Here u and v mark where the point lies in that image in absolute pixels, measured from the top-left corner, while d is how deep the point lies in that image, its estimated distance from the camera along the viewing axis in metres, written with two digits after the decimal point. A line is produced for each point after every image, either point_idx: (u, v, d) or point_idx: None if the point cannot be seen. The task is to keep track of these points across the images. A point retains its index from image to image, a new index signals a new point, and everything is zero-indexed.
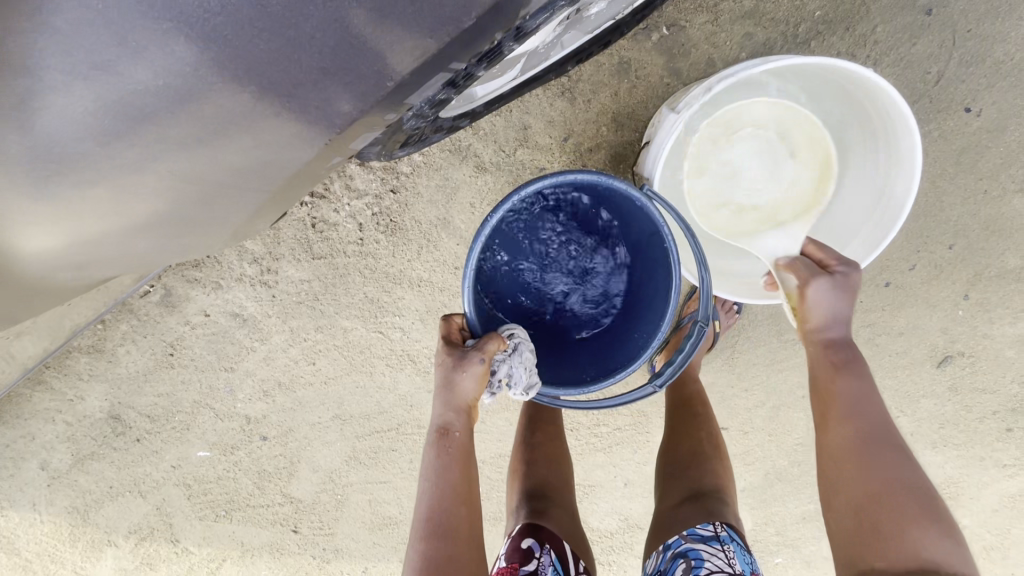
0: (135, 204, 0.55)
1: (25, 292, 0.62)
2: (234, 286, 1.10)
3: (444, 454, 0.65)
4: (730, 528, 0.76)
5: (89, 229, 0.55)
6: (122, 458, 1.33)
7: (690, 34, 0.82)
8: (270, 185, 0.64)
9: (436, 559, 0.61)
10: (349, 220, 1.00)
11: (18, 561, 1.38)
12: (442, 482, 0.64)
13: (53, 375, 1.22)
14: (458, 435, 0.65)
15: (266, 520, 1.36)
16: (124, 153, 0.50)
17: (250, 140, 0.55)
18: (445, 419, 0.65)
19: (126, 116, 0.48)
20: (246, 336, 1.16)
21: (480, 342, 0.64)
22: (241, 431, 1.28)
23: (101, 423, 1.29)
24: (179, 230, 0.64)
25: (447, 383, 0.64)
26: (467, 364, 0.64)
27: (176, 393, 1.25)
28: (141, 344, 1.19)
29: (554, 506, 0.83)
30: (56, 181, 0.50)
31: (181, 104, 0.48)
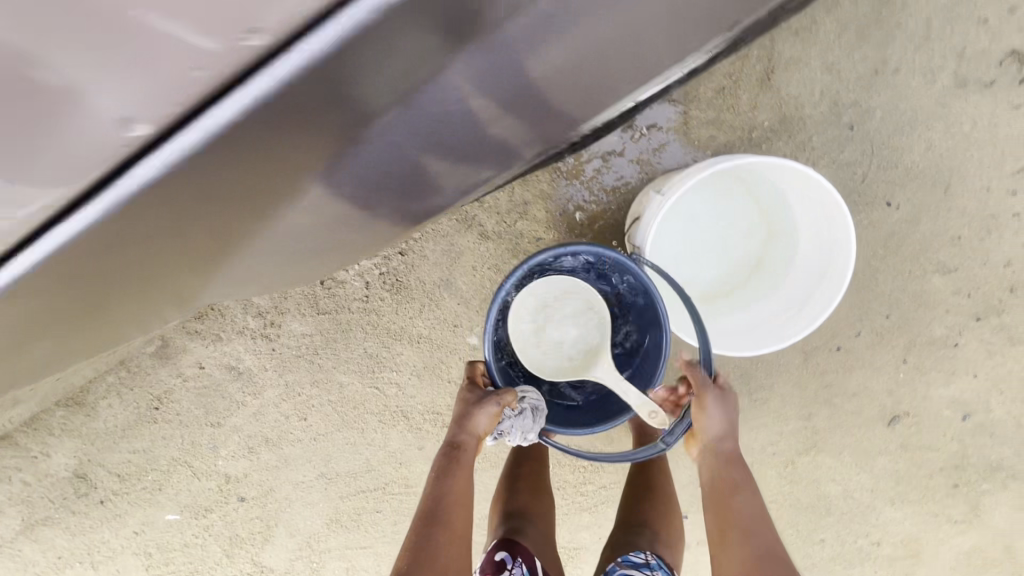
0: (324, 236, 0.67)
1: (177, 277, 0.64)
2: (234, 339, 1.14)
3: (450, 467, 0.71)
4: (660, 558, 0.84)
5: (284, 241, 0.65)
6: (79, 523, 1.29)
7: (666, 135, 0.98)
8: (397, 235, 0.78)
9: (426, 546, 0.64)
10: (357, 278, 1.08)
11: None
12: (448, 487, 0.69)
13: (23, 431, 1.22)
14: (467, 454, 0.72)
15: None
16: (349, 202, 0.62)
17: (423, 203, 0.71)
18: (458, 437, 0.73)
19: (383, 174, 0.60)
20: (239, 390, 1.18)
21: (499, 391, 0.74)
22: (219, 492, 1.25)
23: (64, 483, 1.26)
24: (315, 259, 0.74)
25: (466, 413, 0.73)
26: (484, 402, 0.73)
27: (156, 449, 1.24)
28: (127, 398, 1.20)
29: (527, 527, 0.86)
30: (306, 207, 0.59)
31: (377, 172, 0.59)
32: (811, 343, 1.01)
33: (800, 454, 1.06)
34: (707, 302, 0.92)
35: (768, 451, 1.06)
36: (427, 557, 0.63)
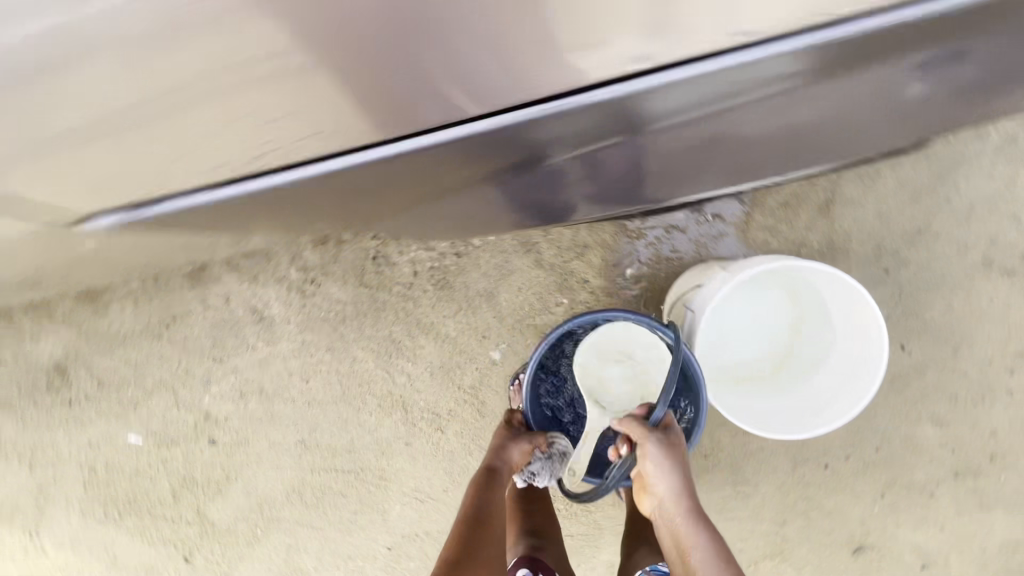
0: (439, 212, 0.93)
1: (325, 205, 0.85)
2: (270, 284, 1.16)
3: (489, 484, 0.84)
4: None
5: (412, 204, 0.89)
6: (35, 418, 1.28)
7: (726, 227, 1.08)
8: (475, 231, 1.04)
9: (471, 543, 0.76)
10: (408, 264, 1.13)
11: None
12: (486, 498, 0.82)
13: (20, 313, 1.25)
14: (502, 475, 0.86)
15: (165, 532, 1.28)
16: (478, 199, 0.88)
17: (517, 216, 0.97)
18: (495, 462, 0.87)
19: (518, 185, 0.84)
20: (254, 334, 1.19)
21: (533, 433, 0.94)
22: (192, 428, 1.24)
23: (39, 373, 1.26)
24: (413, 223, 0.99)
25: (502, 447, 0.90)
26: (517, 441, 0.92)
27: (149, 366, 1.23)
28: (141, 308, 1.21)
29: (548, 545, 0.96)
30: (450, 195, 0.86)
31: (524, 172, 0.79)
32: (804, 453, 1.07)
33: (765, 557, 1.10)
34: (733, 384, 1.00)
35: (736, 545, 1.09)
36: (470, 552, 0.75)
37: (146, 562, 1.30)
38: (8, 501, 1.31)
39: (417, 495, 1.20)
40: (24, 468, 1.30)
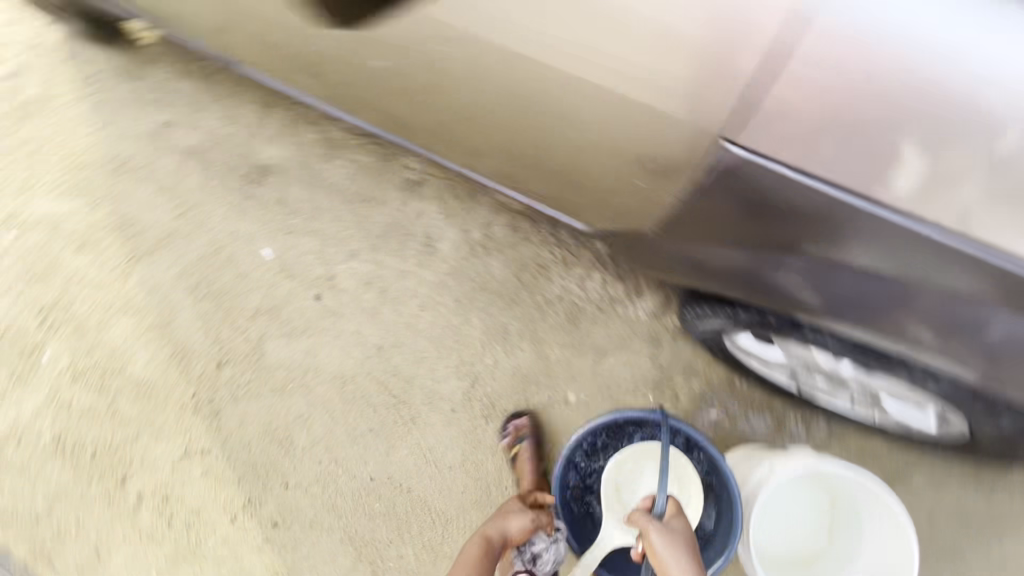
0: None
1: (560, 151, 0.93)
2: (454, 227, 1.39)
3: (481, 552, 1.02)
4: None
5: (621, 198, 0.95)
6: (219, 188, 1.50)
7: (803, 436, 1.23)
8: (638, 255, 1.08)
9: None
10: (557, 289, 1.33)
11: (73, 150, 1.55)
12: (474, 566, 1.00)
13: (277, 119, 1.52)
14: (494, 546, 1.03)
15: (223, 333, 1.40)
16: None
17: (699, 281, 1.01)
18: (491, 534, 1.05)
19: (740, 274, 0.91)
20: (413, 249, 1.39)
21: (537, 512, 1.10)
22: (312, 277, 1.41)
23: (251, 163, 1.50)
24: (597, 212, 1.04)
25: (502, 518, 1.08)
26: (520, 514, 1.08)
27: (323, 212, 1.45)
28: (355, 175, 1.45)
29: None
30: None
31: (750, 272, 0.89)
32: None
33: None
34: (774, 563, 1.16)
35: None
36: None
37: (186, 342, 1.41)
38: (139, 224, 1.50)
39: (426, 451, 1.30)
40: (172, 211, 1.50)
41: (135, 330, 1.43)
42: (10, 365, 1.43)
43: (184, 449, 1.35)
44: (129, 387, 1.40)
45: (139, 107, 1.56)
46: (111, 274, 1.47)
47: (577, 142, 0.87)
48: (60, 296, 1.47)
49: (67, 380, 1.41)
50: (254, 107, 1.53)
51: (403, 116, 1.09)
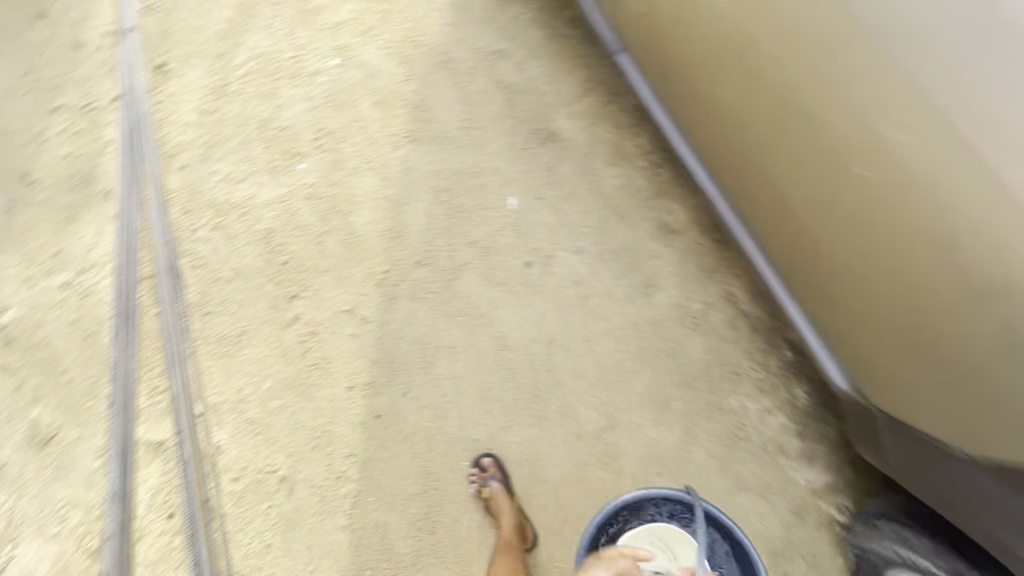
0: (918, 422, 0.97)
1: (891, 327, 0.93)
2: (679, 285, 1.39)
3: None
4: None
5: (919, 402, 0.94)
6: (505, 125, 1.60)
7: None
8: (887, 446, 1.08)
9: None
10: (737, 406, 1.30)
11: (418, 28, 1.73)
12: None
13: (588, 100, 1.59)
14: None
15: (436, 240, 1.51)
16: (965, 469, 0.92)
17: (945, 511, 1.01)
18: None
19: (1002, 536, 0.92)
20: (632, 280, 1.41)
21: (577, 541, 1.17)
22: (533, 245, 1.47)
23: (544, 123, 1.59)
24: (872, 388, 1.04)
25: None
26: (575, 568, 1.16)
27: (576, 199, 1.51)
28: (623, 188, 1.49)
29: None
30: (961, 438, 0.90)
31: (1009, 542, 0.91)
32: None
33: None
34: None
35: None
36: None
37: (404, 227, 1.53)
38: (428, 113, 1.64)
39: (533, 451, 1.33)
40: (458, 119, 1.62)
41: (373, 191, 1.57)
42: (273, 157, 1.64)
43: (350, 307, 1.46)
44: (341, 230, 1.53)
45: (485, 24, 1.71)
46: (384, 137, 1.62)
47: (881, 247, 0.88)
48: (338, 130, 1.65)
49: (303, 194, 1.59)
50: (576, 81, 1.62)
51: (725, 159, 1.13)
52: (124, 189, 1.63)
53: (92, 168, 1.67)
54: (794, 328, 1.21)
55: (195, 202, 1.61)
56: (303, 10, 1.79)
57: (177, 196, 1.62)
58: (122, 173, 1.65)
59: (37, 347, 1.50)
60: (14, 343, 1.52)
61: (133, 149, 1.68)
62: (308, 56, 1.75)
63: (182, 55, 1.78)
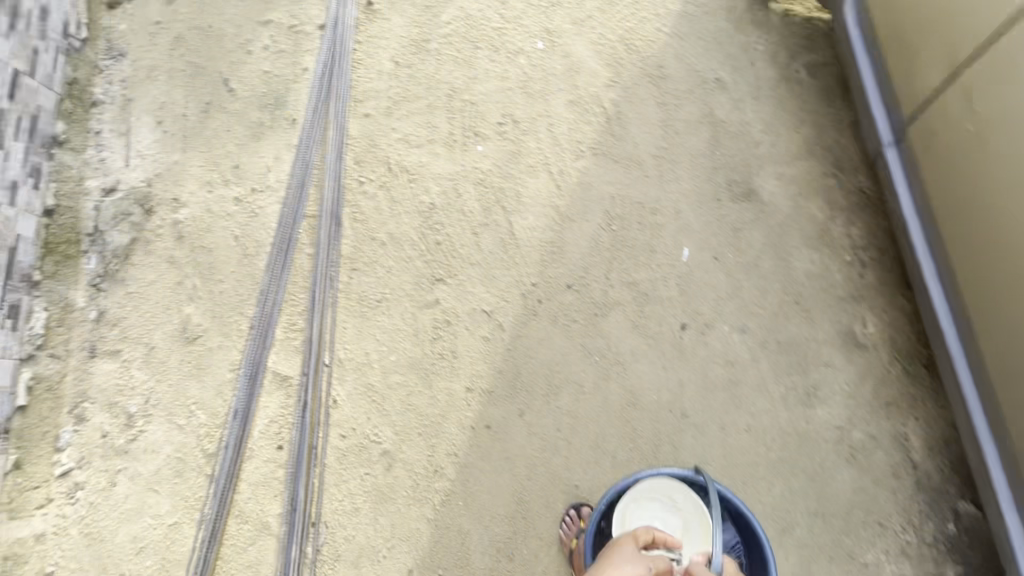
0: None
1: None
2: (844, 407, 1.27)
3: None
4: None
5: None
6: (702, 167, 1.46)
7: None
8: None
9: None
10: (869, 557, 1.19)
11: (637, 34, 1.60)
12: None
13: (804, 167, 1.42)
14: None
15: (594, 268, 1.43)
16: None
17: None
18: None
19: None
20: (793, 382, 1.29)
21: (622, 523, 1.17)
22: (696, 307, 1.36)
23: (747, 177, 1.43)
24: None
25: None
26: None
27: (758, 272, 1.36)
28: (814, 278, 1.34)
29: None
30: None
31: None
32: None
33: None
34: None
35: None
36: None
37: (565, 244, 1.46)
38: (623, 129, 1.53)
39: None
40: (653, 144, 1.50)
41: (544, 197, 1.50)
42: (455, 131, 1.60)
43: (491, 309, 1.44)
44: (502, 227, 1.49)
45: (713, 47, 1.55)
46: (569, 141, 1.54)
47: None
48: (525, 121, 1.58)
49: (473, 178, 1.55)
50: (796, 140, 1.44)
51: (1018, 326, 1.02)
52: (309, 122, 1.66)
53: (286, 92, 1.71)
54: (989, 512, 1.13)
55: (370, 154, 1.61)
56: None
57: (355, 143, 1.63)
58: (311, 105, 1.68)
59: (203, 250, 1.61)
60: (183, 240, 1.63)
61: (326, 83, 1.70)
62: (515, 31, 1.67)
63: None
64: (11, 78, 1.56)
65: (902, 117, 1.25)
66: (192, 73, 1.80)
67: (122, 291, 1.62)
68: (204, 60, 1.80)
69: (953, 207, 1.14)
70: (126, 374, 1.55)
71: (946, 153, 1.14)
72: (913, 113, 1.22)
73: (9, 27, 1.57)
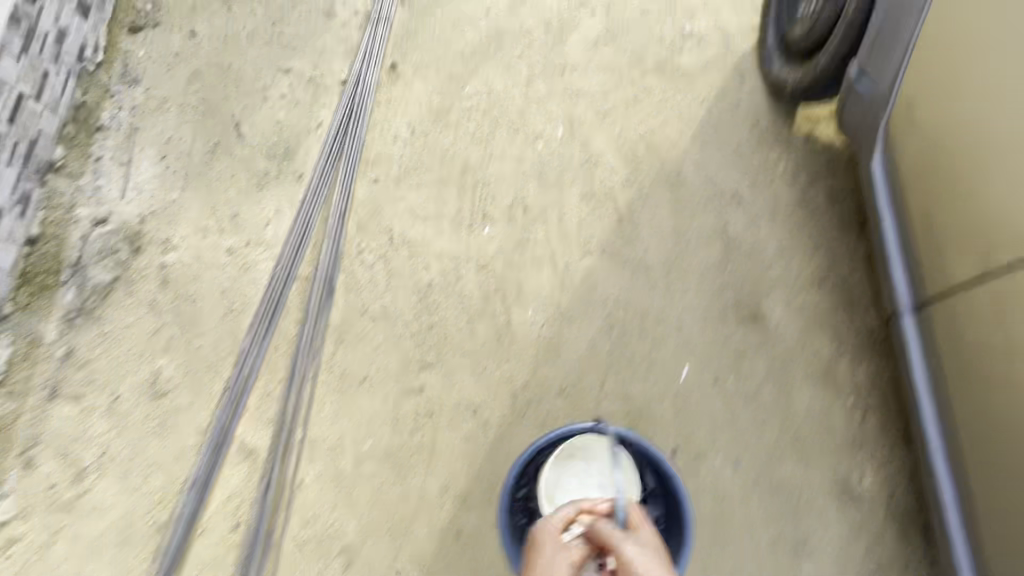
0: None
1: None
2: (831, 562, 1.21)
3: None
4: None
5: None
6: (711, 282, 1.42)
7: None
8: None
9: None
10: None
11: (658, 135, 1.59)
12: None
13: (814, 297, 1.38)
14: None
15: (588, 375, 1.38)
16: None
17: None
18: None
19: None
20: (781, 528, 1.23)
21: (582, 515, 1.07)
22: (689, 433, 1.31)
23: (755, 299, 1.40)
24: None
25: None
26: None
27: (757, 403, 1.31)
28: (813, 418, 1.30)
29: None
30: None
31: None
32: None
33: None
34: None
35: None
36: None
37: (561, 345, 1.41)
38: (634, 231, 1.49)
39: None
40: (663, 252, 1.46)
41: (545, 291, 1.45)
42: (462, 209, 1.56)
43: (476, 405, 1.38)
44: (498, 317, 1.44)
45: (732, 160, 1.53)
46: (578, 236, 1.50)
47: None
48: (535, 209, 1.54)
49: (475, 261, 1.50)
50: (809, 268, 1.41)
51: None
52: (315, 179, 1.62)
53: (296, 144, 1.68)
54: None
55: (373, 222, 1.57)
56: (550, 68, 1.70)
57: (359, 208, 1.59)
58: (320, 162, 1.64)
59: (186, 299, 1.55)
60: (167, 285, 1.57)
61: (338, 141, 1.66)
62: (536, 114, 1.65)
63: (418, 64, 1.75)
64: (14, 100, 1.52)
65: (921, 283, 1.18)
66: (203, 111, 1.76)
67: (95, 331, 1.55)
68: (218, 100, 1.77)
69: (967, 394, 1.07)
70: (84, 422, 1.47)
71: (964, 339, 1.07)
72: (931, 283, 1.15)
73: (21, 48, 1.53)
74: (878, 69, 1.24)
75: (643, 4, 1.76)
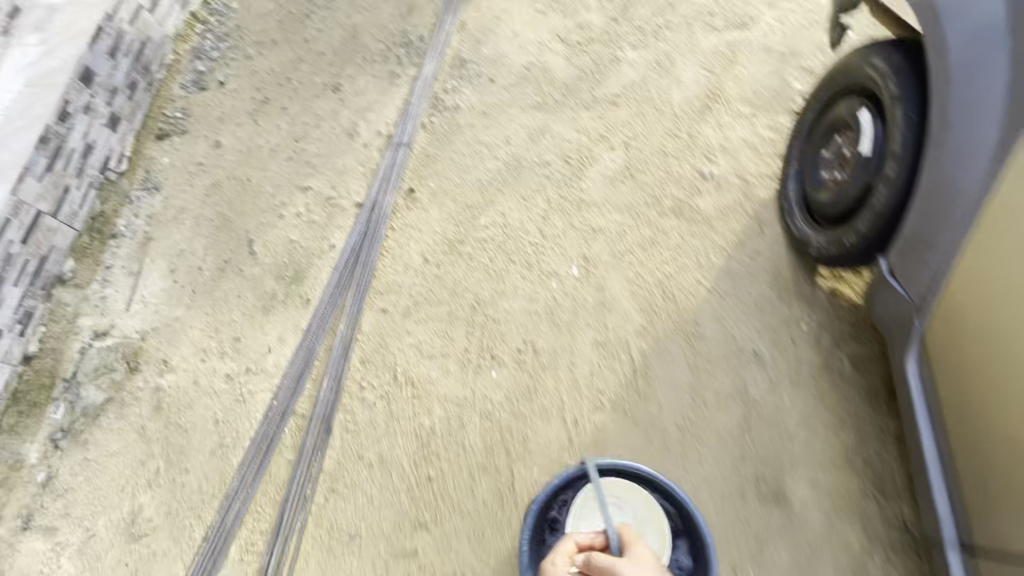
0: None
1: None
2: None
3: None
4: None
5: None
6: (729, 452, 1.34)
7: None
8: None
9: None
10: None
11: (675, 282, 1.55)
12: None
13: (841, 479, 1.29)
14: None
15: None
16: None
17: None
18: None
19: None
20: None
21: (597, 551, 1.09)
22: None
23: (777, 477, 1.31)
24: None
25: None
26: None
27: None
28: None
29: None
30: None
31: None
32: None
33: None
34: None
35: None
36: None
37: None
38: (649, 388, 1.42)
39: None
40: (679, 413, 1.39)
41: (552, 449, 1.38)
42: (471, 348, 1.51)
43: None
44: (501, 474, 1.36)
45: (752, 316, 1.48)
46: (588, 387, 1.44)
47: None
48: (546, 354, 1.48)
49: (480, 408, 1.44)
50: (834, 444, 1.33)
51: None
52: (322, 307, 1.59)
53: (307, 267, 1.66)
54: None
55: (378, 357, 1.52)
56: (568, 202, 1.70)
57: (365, 340, 1.54)
58: (329, 288, 1.61)
59: (176, 429, 1.48)
60: (160, 411, 1.51)
61: (349, 266, 1.64)
62: (551, 250, 1.63)
63: (436, 190, 1.75)
64: (31, 220, 1.53)
65: (971, 531, 1.05)
66: (218, 224, 1.76)
67: (79, 456, 1.48)
68: (234, 214, 1.77)
69: None
70: (54, 561, 1.38)
71: None
72: (981, 538, 1.02)
73: (45, 168, 1.55)
74: (907, 277, 1.16)
75: (662, 142, 1.77)
